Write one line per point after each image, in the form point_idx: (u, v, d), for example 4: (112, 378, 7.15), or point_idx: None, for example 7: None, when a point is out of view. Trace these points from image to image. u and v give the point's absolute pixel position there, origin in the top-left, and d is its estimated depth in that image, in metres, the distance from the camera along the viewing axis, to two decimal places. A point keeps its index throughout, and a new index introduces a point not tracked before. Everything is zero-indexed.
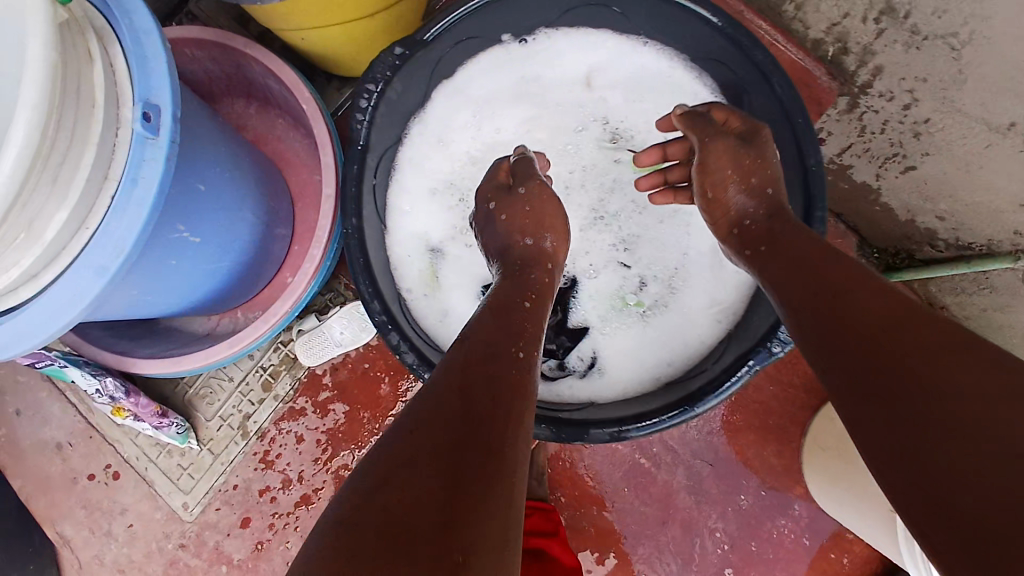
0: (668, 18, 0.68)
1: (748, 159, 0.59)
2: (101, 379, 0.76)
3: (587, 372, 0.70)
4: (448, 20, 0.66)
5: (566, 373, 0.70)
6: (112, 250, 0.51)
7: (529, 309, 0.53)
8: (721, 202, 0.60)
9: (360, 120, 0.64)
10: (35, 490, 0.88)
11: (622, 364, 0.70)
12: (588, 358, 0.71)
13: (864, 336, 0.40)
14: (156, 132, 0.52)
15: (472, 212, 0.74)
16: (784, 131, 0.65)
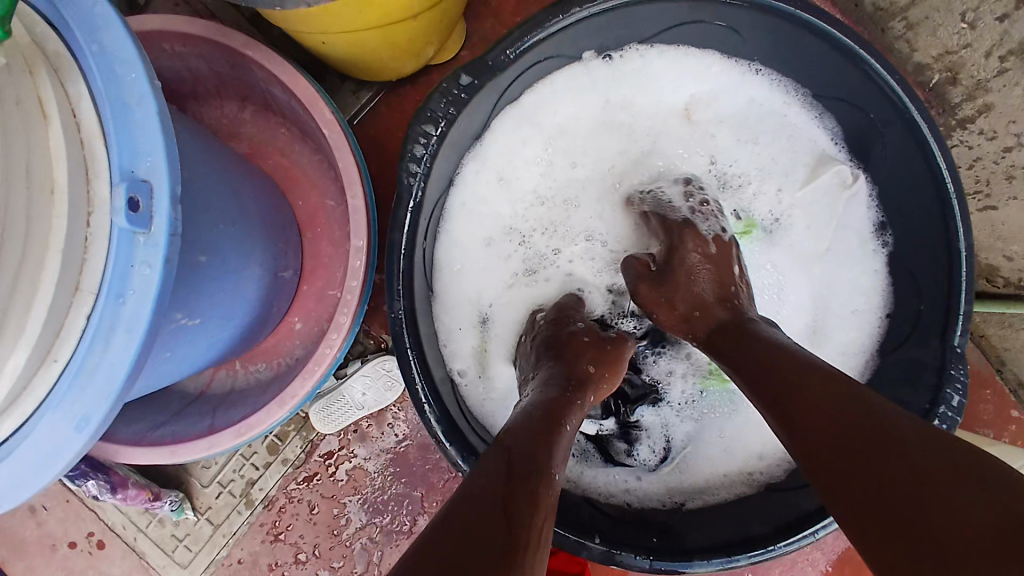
0: (793, 48, 0.55)
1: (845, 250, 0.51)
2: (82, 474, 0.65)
3: (657, 464, 0.61)
4: (529, 40, 0.51)
5: (636, 458, 0.61)
6: (96, 393, 0.37)
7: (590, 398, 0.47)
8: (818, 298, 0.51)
9: (414, 172, 0.50)
10: (8, 555, 0.74)
11: (707, 457, 0.61)
12: (659, 446, 0.62)
13: (825, 432, 0.36)
14: (148, 226, 0.36)
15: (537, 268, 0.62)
16: (926, 203, 0.55)
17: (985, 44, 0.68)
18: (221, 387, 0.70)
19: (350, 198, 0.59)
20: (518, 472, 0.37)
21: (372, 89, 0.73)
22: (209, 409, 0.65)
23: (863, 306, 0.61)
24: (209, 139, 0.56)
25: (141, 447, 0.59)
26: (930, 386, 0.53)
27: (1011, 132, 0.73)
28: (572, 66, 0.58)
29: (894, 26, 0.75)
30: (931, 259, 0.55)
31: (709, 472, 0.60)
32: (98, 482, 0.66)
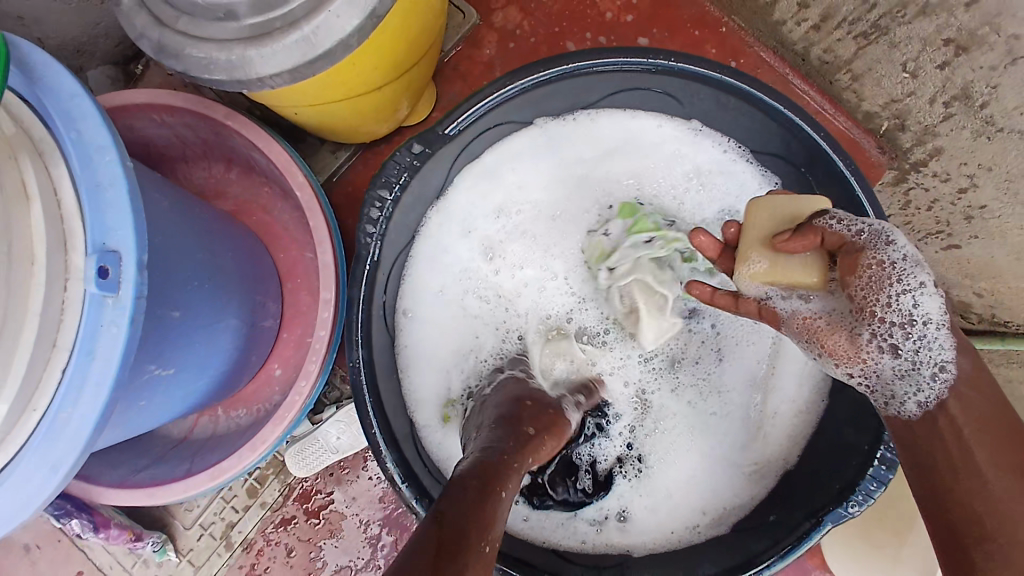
0: (722, 109, 0.60)
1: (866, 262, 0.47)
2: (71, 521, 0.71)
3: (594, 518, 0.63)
4: (476, 109, 0.56)
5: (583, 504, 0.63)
6: (66, 441, 0.41)
7: (533, 434, 0.48)
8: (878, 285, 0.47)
9: (370, 233, 0.55)
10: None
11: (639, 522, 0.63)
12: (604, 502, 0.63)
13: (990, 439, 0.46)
14: (115, 292, 0.41)
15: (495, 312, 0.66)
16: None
17: (929, 91, 0.70)
18: (203, 432, 0.74)
19: (319, 254, 0.63)
20: (445, 533, 0.34)
21: (349, 149, 0.78)
22: (189, 455, 0.69)
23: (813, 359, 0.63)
24: (189, 202, 0.61)
25: (121, 490, 0.63)
26: (872, 429, 0.54)
27: (964, 173, 0.74)
28: (526, 130, 0.63)
29: (841, 79, 0.78)
30: None
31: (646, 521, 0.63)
32: (81, 521, 0.71)
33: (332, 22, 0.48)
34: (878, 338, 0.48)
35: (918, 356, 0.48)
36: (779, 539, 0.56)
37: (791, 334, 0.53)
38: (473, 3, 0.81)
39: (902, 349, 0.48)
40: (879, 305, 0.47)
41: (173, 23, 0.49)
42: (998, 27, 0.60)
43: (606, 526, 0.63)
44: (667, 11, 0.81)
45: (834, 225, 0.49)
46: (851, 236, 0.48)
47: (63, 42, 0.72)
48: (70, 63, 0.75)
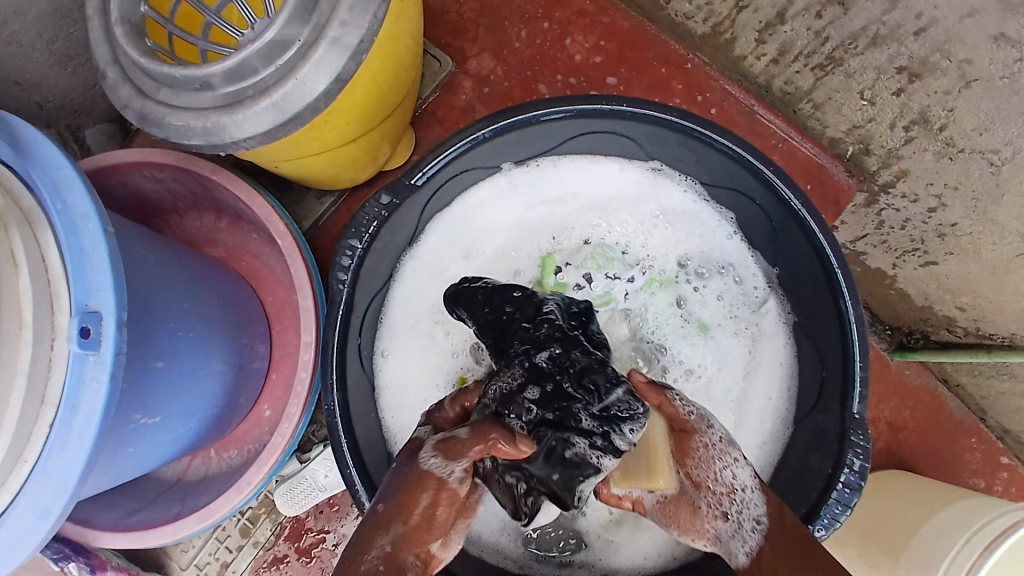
0: (679, 148, 0.63)
1: (698, 462, 0.55)
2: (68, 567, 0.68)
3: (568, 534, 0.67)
4: (442, 159, 0.59)
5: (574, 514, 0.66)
6: (55, 490, 0.44)
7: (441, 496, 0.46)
8: (706, 464, 0.55)
9: (342, 280, 0.58)
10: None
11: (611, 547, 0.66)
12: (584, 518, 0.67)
13: None
14: (97, 348, 0.44)
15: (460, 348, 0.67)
16: (822, 288, 0.60)
17: (888, 116, 0.72)
18: (196, 474, 0.76)
19: (300, 298, 0.66)
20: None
21: (333, 195, 0.82)
22: (180, 496, 0.71)
23: (778, 391, 0.65)
24: (176, 255, 0.63)
25: (115, 533, 0.65)
26: (833, 454, 0.57)
27: (931, 193, 0.75)
28: (493, 175, 0.66)
29: (803, 108, 0.81)
30: (830, 331, 0.60)
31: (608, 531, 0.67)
32: (80, 565, 0.69)
33: (300, 88, 0.52)
34: (713, 506, 0.54)
35: (740, 516, 0.53)
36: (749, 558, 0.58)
37: (658, 512, 0.58)
38: (449, 52, 0.86)
39: (732, 514, 0.53)
40: (711, 479, 0.54)
41: (153, 94, 0.53)
42: (948, 55, 0.64)
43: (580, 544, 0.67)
44: (634, 51, 0.85)
45: (676, 400, 0.56)
46: (684, 418, 0.55)
47: (62, 104, 0.77)
48: (68, 123, 0.80)
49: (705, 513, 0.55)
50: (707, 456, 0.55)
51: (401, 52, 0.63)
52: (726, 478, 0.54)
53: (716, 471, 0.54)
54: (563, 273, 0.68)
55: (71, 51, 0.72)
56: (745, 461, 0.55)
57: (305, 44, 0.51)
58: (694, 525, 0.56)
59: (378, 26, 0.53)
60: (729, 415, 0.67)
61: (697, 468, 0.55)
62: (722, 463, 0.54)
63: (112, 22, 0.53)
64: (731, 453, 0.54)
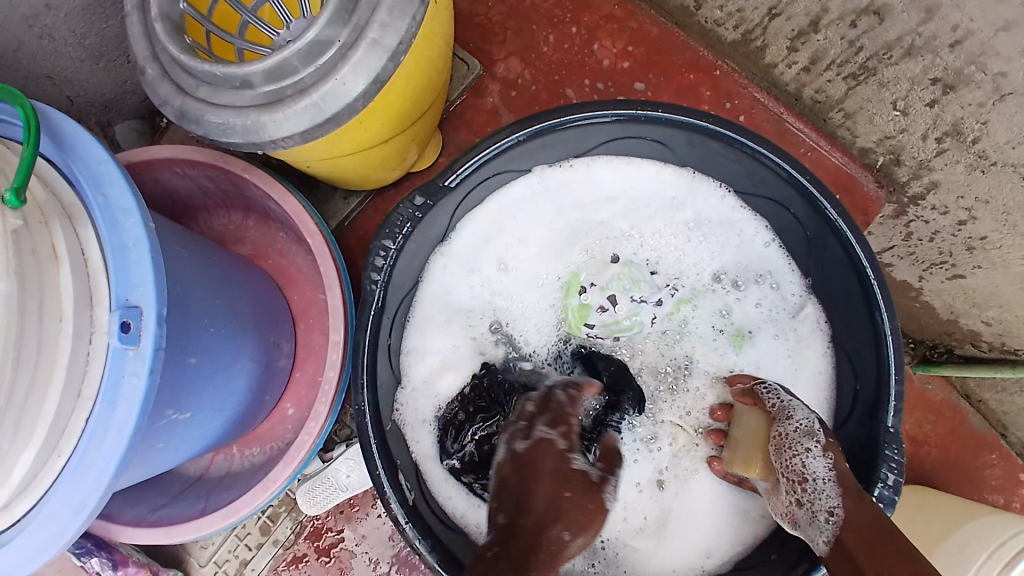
0: (715, 154, 0.62)
1: (779, 444, 0.57)
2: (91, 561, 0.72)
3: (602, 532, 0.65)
4: (476, 161, 0.59)
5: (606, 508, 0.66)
6: (92, 483, 0.44)
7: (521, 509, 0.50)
8: (784, 448, 0.57)
9: (375, 280, 0.57)
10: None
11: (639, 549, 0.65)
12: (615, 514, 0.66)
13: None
14: (136, 343, 0.44)
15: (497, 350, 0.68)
16: (857, 301, 0.59)
17: (920, 128, 0.71)
18: (219, 471, 0.76)
19: (329, 298, 0.66)
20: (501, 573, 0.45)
21: (360, 196, 0.82)
22: (204, 493, 0.72)
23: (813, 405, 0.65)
24: (209, 253, 0.64)
25: (140, 528, 0.65)
26: (868, 468, 0.57)
27: (962, 206, 0.74)
28: (525, 177, 0.66)
29: (834, 117, 0.80)
30: (865, 342, 0.60)
31: (643, 537, 0.65)
32: (101, 560, 0.72)
33: (338, 88, 0.52)
34: (790, 493, 0.56)
35: (815, 505, 0.54)
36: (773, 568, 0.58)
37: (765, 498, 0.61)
38: (476, 55, 0.86)
39: (806, 501, 0.55)
40: (785, 466, 0.57)
41: (193, 91, 0.53)
42: (983, 67, 0.60)
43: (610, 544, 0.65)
44: (662, 57, 0.85)
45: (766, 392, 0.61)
46: (770, 406, 0.60)
47: (92, 99, 0.77)
48: (99, 119, 0.80)
49: (783, 496, 0.57)
50: (787, 440, 0.57)
51: (433, 55, 0.63)
52: (795, 465, 0.56)
53: (790, 453, 0.57)
54: (587, 294, 0.67)
55: (104, 47, 0.73)
56: (824, 450, 0.55)
57: (344, 45, 0.51)
58: (784, 509, 0.58)
59: (417, 28, 0.53)
60: None
61: (780, 450, 0.57)
62: (800, 447, 0.56)
63: (152, 19, 0.54)
64: (809, 440, 0.56)
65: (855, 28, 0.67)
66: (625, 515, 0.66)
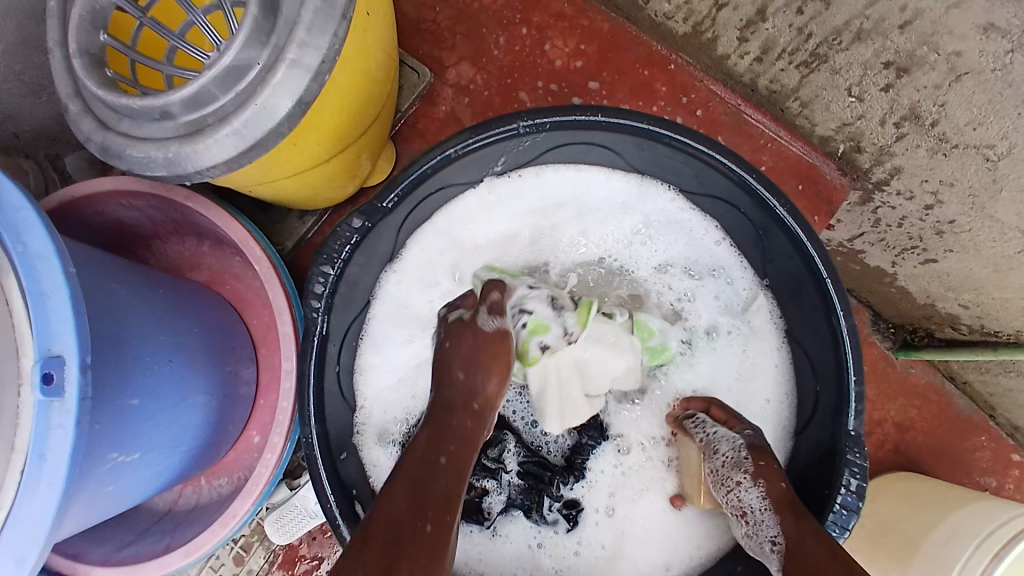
0: (662, 156, 0.61)
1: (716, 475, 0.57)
2: None
3: (555, 555, 0.65)
4: (413, 178, 0.58)
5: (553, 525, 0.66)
6: (28, 539, 0.43)
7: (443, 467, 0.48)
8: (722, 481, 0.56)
9: (315, 307, 0.56)
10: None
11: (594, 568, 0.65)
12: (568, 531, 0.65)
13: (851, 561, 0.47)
14: (60, 395, 0.43)
15: None
16: (812, 301, 0.58)
17: (878, 114, 0.69)
18: (187, 503, 0.75)
19: (279, 323, 0.66)
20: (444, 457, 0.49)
21: (316, 214, 0.80)
22: (170, 528, 0.70)
23: (775, 396, 0.64)
24: (155, 285, 0.63)
25: (105, 568, 0.64)
26: (832, 471, 0.56)
27: (927, 190, 0.72)
28: (471, 190, 0.64)
29: (791, 106, 0.79)
30: (823, 342, 0.58)
31: (597, 561, 0.65)
32: None
33: (262, 112, 0.50)
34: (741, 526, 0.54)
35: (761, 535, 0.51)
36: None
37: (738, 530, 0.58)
38: (427, 63, 0.84)
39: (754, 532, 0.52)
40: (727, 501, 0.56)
41: (115, 125, 0.51)
42: (936, 47, 0.58)
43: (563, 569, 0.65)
44: (615, 54, 0.83)
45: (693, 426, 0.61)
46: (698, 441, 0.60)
47: (39, 132, 0.76)
48: (48, 152, 0.79)
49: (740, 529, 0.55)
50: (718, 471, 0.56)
51: (371, 68, 0.62)
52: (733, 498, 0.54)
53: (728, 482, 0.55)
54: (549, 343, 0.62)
55: (43, 81, 0.71)
56: (753, 479, 0.53)
57: (265, 67, 0.50)
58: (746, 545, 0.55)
59: (339, 44, 0.52)
60: None
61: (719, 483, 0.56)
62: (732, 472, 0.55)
63: (71, 54, 0.52)
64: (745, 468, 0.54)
65: (802, 15, 0.65)
66: (580, 542, 0.65)
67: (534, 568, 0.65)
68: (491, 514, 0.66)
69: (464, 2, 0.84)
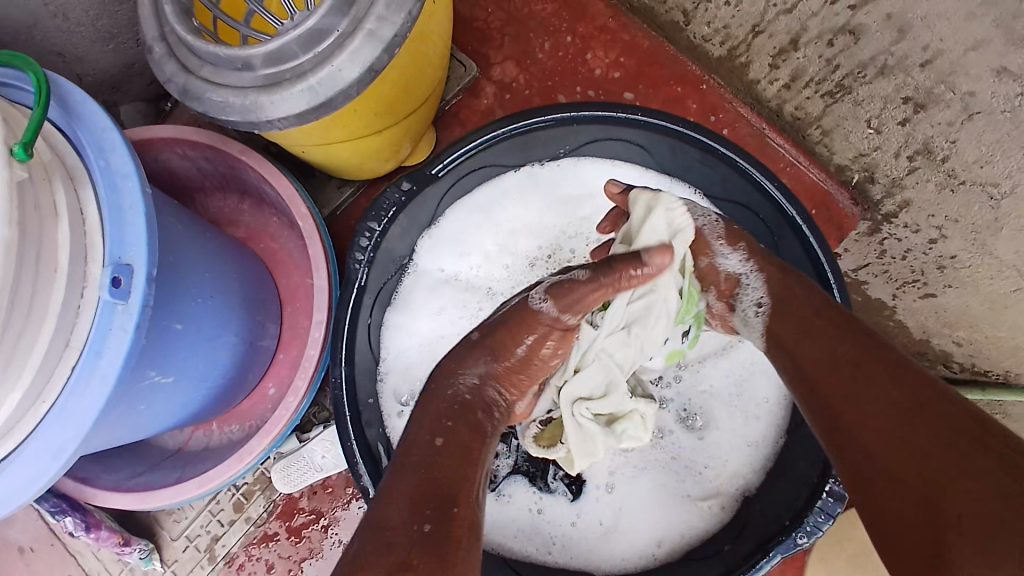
0: (691, 160, 0.66)
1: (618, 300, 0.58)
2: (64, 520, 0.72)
3: (551, 518, 0.69)
4: (462, 153, 0.63)
5: (553, 491, 0.69)
6: (70, 430, 0.46)
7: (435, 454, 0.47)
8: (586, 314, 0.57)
9: (359, 259, 0.60)
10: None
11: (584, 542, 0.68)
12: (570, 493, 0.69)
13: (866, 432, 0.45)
14: (126, 298, 0.47)
15: (474, 311, 0.70)
16: None
17: (894, 147, 0.74)
18: (197, 445, 0.78)
19: (315, 280, 0.69)
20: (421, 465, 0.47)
21: (352, 187, 0.84)
22: (181, 464, 0.74)
23: (774, 398, 0.68)
24: (204, 228, 0.66)
25: (116, 492, 0.67)
26: (822, 463, 0.60)
27: (933, 224, 0.76)
28: (508, 175, 0.69)
29: (812, 134, 0.84)
30: None
31: (594, 533, 0.68)
32: (75, 520, 0.72)
33: (335, 74, 0.55)
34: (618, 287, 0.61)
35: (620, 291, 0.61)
36: (758, 546, 0.61)
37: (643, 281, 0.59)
38: (474, 59, 0.89)
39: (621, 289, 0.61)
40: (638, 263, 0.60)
41: (196, 70, 0.56)
42: (953, 86, 0.62)
43: (557, 545, 0.68)
44: (652, 68, 0.89)
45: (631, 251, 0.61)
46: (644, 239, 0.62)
47: (98, 78, 0.80)
48: (103, 97, 0.83)
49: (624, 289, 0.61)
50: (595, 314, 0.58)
51: (430, 51, 0.66)
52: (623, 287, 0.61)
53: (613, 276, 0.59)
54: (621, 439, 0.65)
55: (115, 30, 0.76)
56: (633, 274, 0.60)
57: (342, 35, 0.54)
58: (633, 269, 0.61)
59: (411, 22, 0.56)
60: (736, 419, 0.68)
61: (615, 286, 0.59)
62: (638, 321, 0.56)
63: (162, 2, 0.57)
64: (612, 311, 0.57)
65: (832, 47, 0.70)
66: (580, 514, 0.69)
67: (534, 532, 0.69)
68: (498, 477, 0.70)
69: (516, 7, 0.90)
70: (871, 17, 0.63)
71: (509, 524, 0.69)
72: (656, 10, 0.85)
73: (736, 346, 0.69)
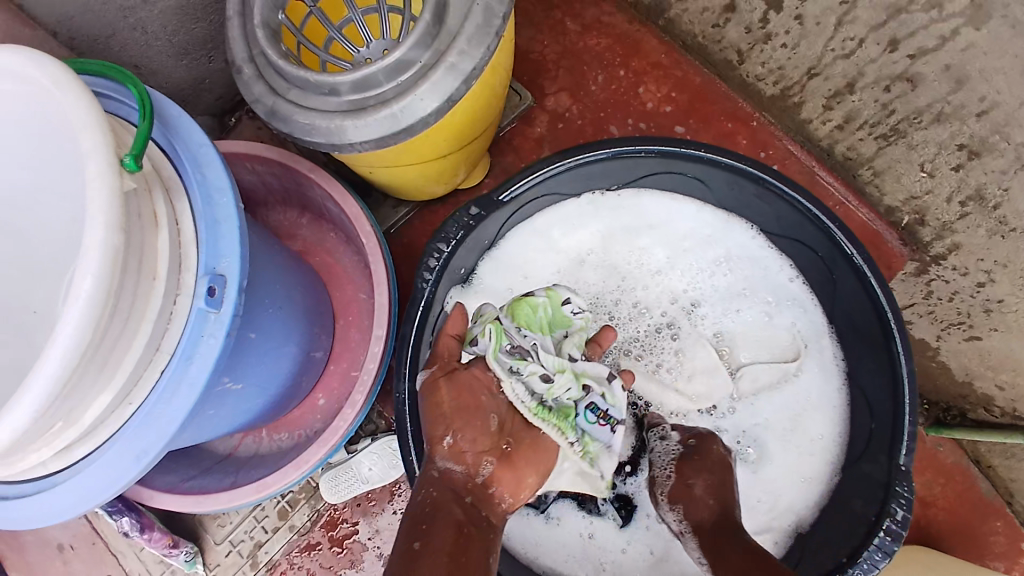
0: (748, 196, 0.67)
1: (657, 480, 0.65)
2: (120, 520, 0.76)
3: (601, 544, 0.69)
4: (530, 181, 0.65)
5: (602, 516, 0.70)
6: (158, 431, 0.48)
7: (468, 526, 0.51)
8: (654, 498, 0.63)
9: (426, 278, 0.62)
10: None
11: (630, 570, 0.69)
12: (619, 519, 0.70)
13: None
14: (218, 306, 0.50)
15: None
16: (878, 349, 0.62)
17: (945, 191, 0.74)
18: (247, 451, 0.80)
19: (377, 295, 0.71)
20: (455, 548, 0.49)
21: (409, 206, 0.87)
22: (232, 470, 0.75)
23: (828, 433, 0.68)
24: (274, 240, 0.69)
25: (171, 494, 0.68)
26: (879, 500, 0.60)
27: (982, 269, 0.75)
28: (568, 202, 0.71)
29: (863, 173, 0.85)
30: (879, 381, 0.63)
31: (642, 561, 0.69)
32: (130, 520, 0.77)
33: (416, 103, 0.57)
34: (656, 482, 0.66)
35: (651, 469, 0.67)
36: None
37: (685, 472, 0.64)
38: (530, 88, 0.92)
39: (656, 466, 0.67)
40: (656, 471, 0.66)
41: (284, 93, 0.59)
42: (1008, 137, 0.62)
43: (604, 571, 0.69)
44: (703, 105, 0.91)
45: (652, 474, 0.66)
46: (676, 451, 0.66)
47: (173, 93, 0.84)
48: None
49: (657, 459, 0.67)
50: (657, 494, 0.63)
51: (497, 82, 0.68)
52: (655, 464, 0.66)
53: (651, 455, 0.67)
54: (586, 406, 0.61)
55: (190, 46, 0.80)
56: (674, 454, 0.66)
57: (424, 66, 0.57)
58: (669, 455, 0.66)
59: (490, 56, 0.59)
60: (787, 452, 0.69)
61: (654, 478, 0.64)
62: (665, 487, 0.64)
63: (254, 26, 0.60)
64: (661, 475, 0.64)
65: (888, 93, 0.71)
66: (629, 540, 0.69)
67: (583, 557, 0.69)
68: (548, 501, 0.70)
69: (571, 41, 0.93)
70: (929, 67, 0.65)
71: (557, 550, 0.69)
72: (710, 48, 0.88)
73: (790, 379, 0.69)
